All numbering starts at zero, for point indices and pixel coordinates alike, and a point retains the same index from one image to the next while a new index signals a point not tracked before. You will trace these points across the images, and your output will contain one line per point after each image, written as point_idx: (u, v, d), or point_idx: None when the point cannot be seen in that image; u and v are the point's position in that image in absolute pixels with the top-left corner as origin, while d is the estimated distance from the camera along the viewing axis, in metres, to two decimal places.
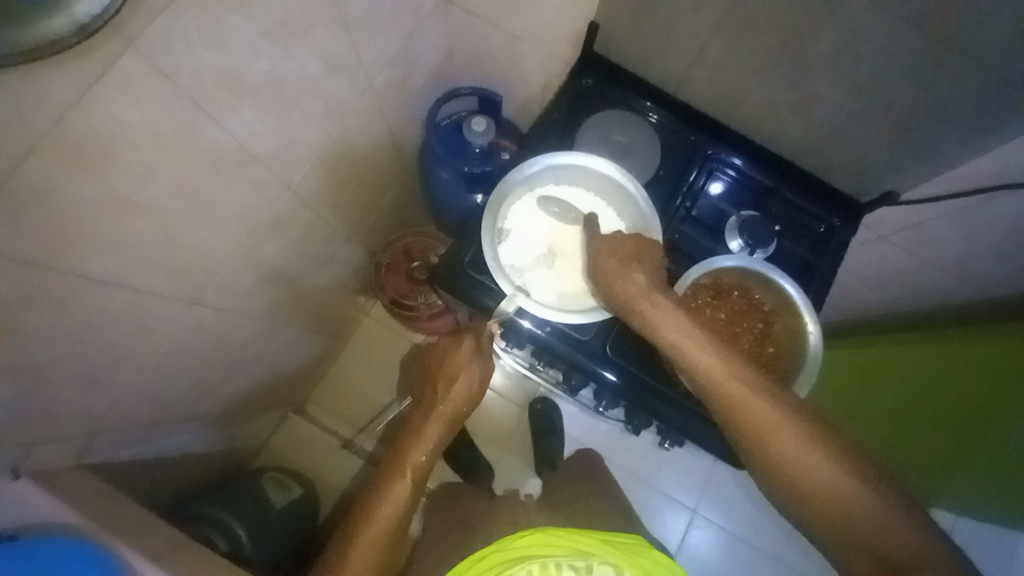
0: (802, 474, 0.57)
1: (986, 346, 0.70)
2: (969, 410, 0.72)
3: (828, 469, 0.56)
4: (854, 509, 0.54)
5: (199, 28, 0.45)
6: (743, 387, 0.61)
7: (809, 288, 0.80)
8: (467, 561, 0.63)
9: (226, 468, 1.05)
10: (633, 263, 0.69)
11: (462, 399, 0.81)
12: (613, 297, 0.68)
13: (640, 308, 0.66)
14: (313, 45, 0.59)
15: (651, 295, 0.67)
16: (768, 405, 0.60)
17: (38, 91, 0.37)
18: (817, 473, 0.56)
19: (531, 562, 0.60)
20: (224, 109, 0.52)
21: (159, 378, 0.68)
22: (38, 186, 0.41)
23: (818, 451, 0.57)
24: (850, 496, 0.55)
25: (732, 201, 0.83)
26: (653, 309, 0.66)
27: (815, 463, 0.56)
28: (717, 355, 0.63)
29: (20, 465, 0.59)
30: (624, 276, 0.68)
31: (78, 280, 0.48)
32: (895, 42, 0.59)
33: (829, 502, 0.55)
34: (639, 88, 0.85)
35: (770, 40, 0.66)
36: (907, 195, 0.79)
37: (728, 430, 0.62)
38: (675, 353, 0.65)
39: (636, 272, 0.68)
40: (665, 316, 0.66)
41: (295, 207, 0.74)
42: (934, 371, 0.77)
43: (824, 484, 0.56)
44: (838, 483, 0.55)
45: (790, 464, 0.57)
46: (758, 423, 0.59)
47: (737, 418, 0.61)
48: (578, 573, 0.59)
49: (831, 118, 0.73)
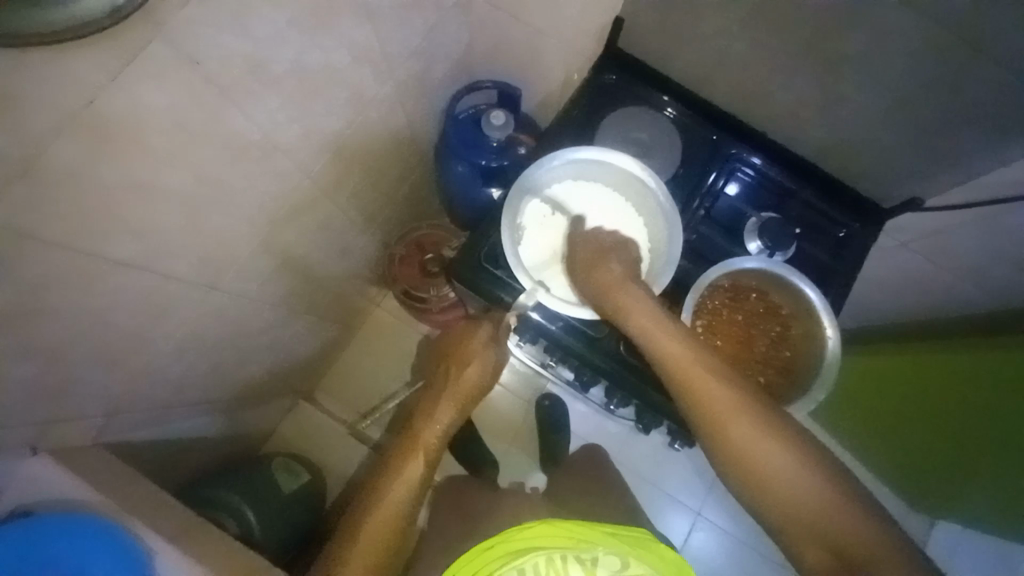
0: (769, 474, 0.59)
1: (973, 357, 0.71)
2: (972, 415, 0.74)
3: (790, 466, 0.59)
4: (813, 505, 0.57)
5: (227, 17, 0.45)
6: (715, 391, 0.62)
7: (827, 293, 0.79)
8: (472, 552, 0.63)
9: (237, 451, 1.06)
10: (614, 255, 0.73)
11: (481, 379, 0.82)
12: (590, 285, 0.72)
13: (614, 294, 0.70)
14: (337, 34, 0.58)
15: (626, 285, 0.70)
16: (725, 390, 0.62)
17: (71, 77, 0.38)
18: (761, 460, 0.59)
19: (537, 554, 0.61)
20: (249, 97, 0.53)
21: (177, 362, 0.69)
22: (68, 169, 0.41)
23: (777, 446, 0.60)
24: (788, 479, 0.59)
25: (751, 201, 0.82)
26: (625, 296, 0.69)
27: (775, 459, 0.59)
28: (685, 342, 0.65)
29: (39, 442, 0.60)
30: (602, 266, 0.72)
31: (102, 262, 0.49)
32: (926, 45, 0.57)
33: (776, 489, 0.59)
34: (658, 83, 0.83)
35: (797, 41, 0.65)
36: (933, 203, 0.76)
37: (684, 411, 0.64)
38: (641, 338, 0.67)
39: (612, 263, 0.72)
40: (638, 304, 0.68)
41: (314, 196, 0.74)
42: (933, 377, 0.78)
43: (786, 482, 0.59)
44: (795, 479, 0.58)
45: (758, 465, 0.59)
46: (715, 408, 0.61)
47: (706, 422, 0.62)
48: (584, 566, 0.60)
49: (859, 120, 0.71)
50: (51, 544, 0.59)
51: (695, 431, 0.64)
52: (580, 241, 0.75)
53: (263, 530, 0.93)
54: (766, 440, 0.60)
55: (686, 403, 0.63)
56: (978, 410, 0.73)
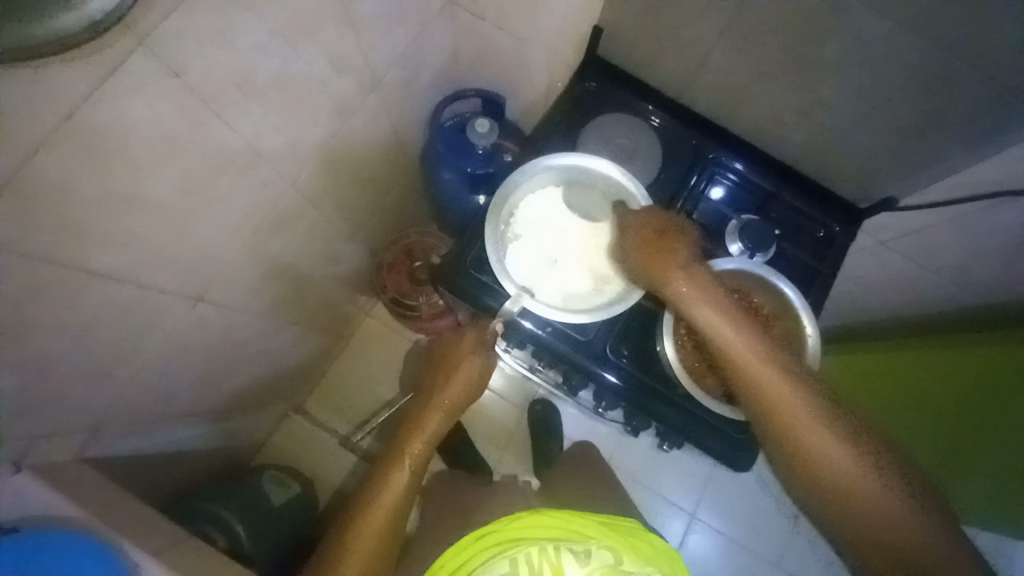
0: (816, 452, 0.65)
1: (986, 351, 0.70)
2: (970, 412, 0.73)
3: (834, 443, 0.65)
4: (875, 499, 0.64)
5: (209, 29, 0.46)
6: (785, 387, 0.65)
7: (810, 293, 0.80)
8: (466, 540, 0.64)
9: (226, 465, 1.05)
10: (683, 244, 0.72)
11: (469, 385, 0.82)
12: (652, 276, 0.71)
13: (680, 290, 0.69)
14: (321, 45, 0.59)
15: (697, 280, 0.69)
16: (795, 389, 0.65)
17: (54, 89, 0.38)
18: (827, 458, 0.65)
19: (530, 544, 0.60)
20: (234, 108, 0.53)
21: (163, 374, 0.69)
22: (49, 182, 0.41)
23: (838, 441, 0.65)
24: (856, 481, 0.64)
25: (734, 204, 0.83)
26: (693, 292, 0.68)
27: (840, 456, 0.64)
28: (756, 339, 0.67)
29: (21, 459, 0.59)
30: (668, 259, 0.70)
31: (86, 274, 0.49)
32: (894, 49, 0.59)
33: (839, 489, 0.65)
34: (640, 91, 0.85)
35: (771, 46, 0.67)
36: (907, 202, 0.78)
37: (753, 405, 0.67)
38: (712, 333, 0.68)
39: (681, 255, 0.70)
40: (707, 300, 0.68)
41: (300, 205, 0.74)
42: (934, 375, 0.78)
43: (844, 477, 0.64)
44: (859, 477, 0.64)
45: (803, 440, 0.65)
46: (785, 406, 0.65)
47: (778, 417, 0.65)
48: (577, 558, 0.59)
49: (832, 122, 0.73)
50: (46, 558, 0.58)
51: (763, 426, 0.67)
52: (632, 234, 0.73)
53: (253, 542, 0.93)
54: (814, 417, 0.65)
55: (754, 397, 0.66)
56: (977, 407, 0.72)
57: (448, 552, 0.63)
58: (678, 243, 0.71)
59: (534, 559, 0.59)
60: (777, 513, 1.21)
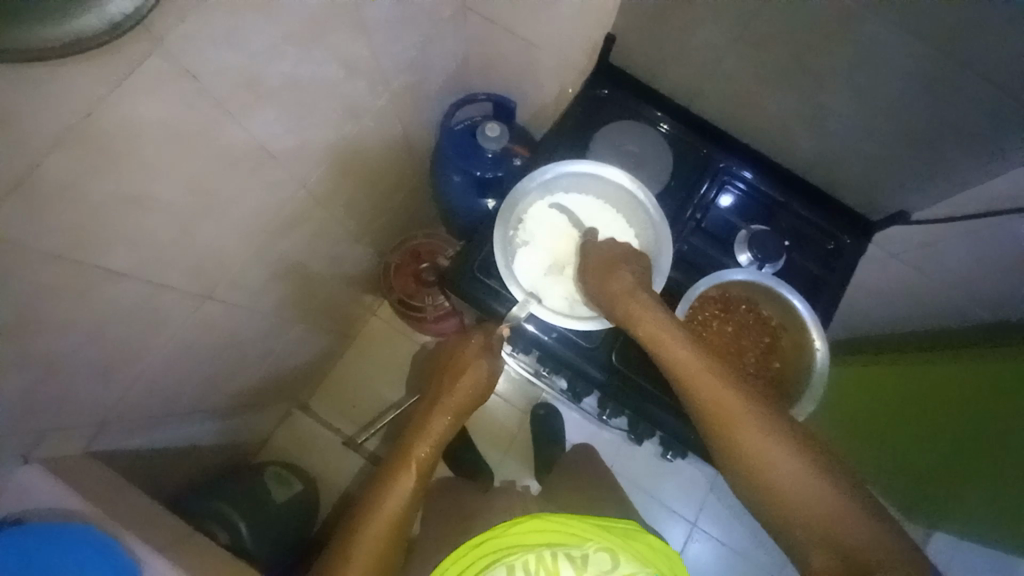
0: (759, 463, 0.60)
1: (993, 367, 0.68)
2: (964, 422, 0.74)
3: (782, 457, 0.59)
4: (835, 519, 0.56)
5: (224, 31, 0.46)
6: (725, 399, 0.62)
7: (817, 304, 0.80)
8: (463, 548, 0.64)
9: (230, 461, 1.06)
10: (626, 262, 0.71)
11: (474, 388, 0.82)
12: (598, 290, 0.71)
13: (623, 303, 0.68)
14: (333, 48, 0.60)
15: (635, 292, 0.68)
16: (737, 400, 0.62)
17: (69, 88, 0.38)
18: (775, 471, 0.59)
19: (527, 552, 0.60)
20: (246, 109, 0.53)
21: (171, 371, 0.69)
22: (63, 181, 0.42)
23: (789, 454, 0.59)
24: (808, 495, 0.57)
25: (743, 213, 0.83)
26: (635, 304, 0.67)
27: (792, 470, 0.59)
28: (696, 350, 0.65)
29: (30, 452, 0.60)
30: (611, 273, 0.70)
31: (98, 271, 0.49)
32: (909, 62, 0.59)
33: (790, 506, 0.58)
34: (650, 98, 0.85)
35: (784, 55, 0.66)
36: (920, 215, 0.77)
37: (695, 417, 0.65)
38: (651, 346, 0.67)
39: (624, 269, 0.70)
40: (647, 311, 0.67)
41: (309, 206, 0.74)
42: (931, 392, 0.77)
43: (798, 494, 0.58)
44: (813, 493, 0.57)
45: (747, 450, 0.60)
46: (726, 416, 0.62)
47: (720, 429, 0.62)
48: (574, 564, 0.59)
49: (844, 134, 0.72)
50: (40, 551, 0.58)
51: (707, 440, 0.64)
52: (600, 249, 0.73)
53: (256, 538, 0.94)
54: (759, 429, 0.61)
55: (696, 409, 0.64)
56: (970, 417, 0.73)
57: (449, 559, 0.63)
58: (626, 262, 0.71)
59: (531, 567, 0.59)
60: None
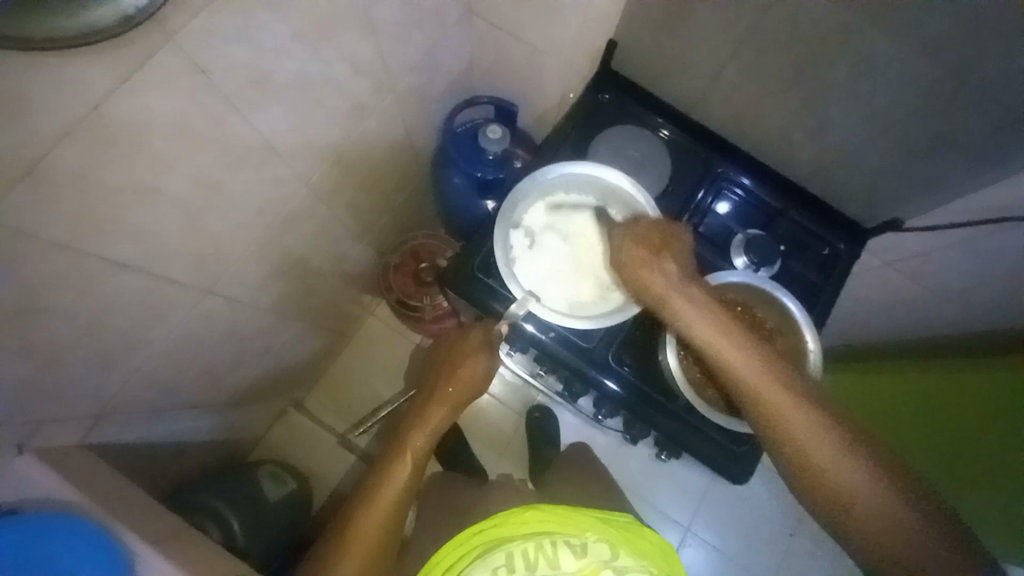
0: (813, 459, 0.60)
1: (992, 374, 0.70)
2: (973, 425, 0.73)
3: (838, 453, 0.60)
4: (905, 526, 0.57)
5: (235, 28, 0.47)
6: (783, 396, 0.63)
7: (811, 311, 0.81)
8: (464, 535, 0.64)
9: (224, 457, 1.05)
10: (670, 254, 0.70)
11: (472, 382, 0.83)
12: (639, 287, 0.70)
13: (667, 300, 0.68)
14: (341, 47, 0.61)
15: (682, 288, 0.68)
16: (792, 396, 0.62)
17: (80, 80, 0.39)
18: (829, 468, 0.60)
19: (527, 539, 0.62)
20: (254, 105, 0.54)
21: (170, 364, 0.69)
22: (72, 171, 0.42)
23: (852, 458, 0.60)
24: (857, 490, 0.59)
25: (741, 219, 0.84)
26: (683, 301, 0.67)
27: (857, 475, 0.59)
28: (747, 347, 0.65)
29: (26, 442, 0.60)
30: (653, 268, 0.69)
31: (101, 261, 0.50)
32: (904, 73, 0.60)
33: (844, 502, 0.59)
34: (651, 104, 0.86)
35: (782, 64, 0.68)
36: (913, 223, 0.78)
37: (751, 416, 0.64)
38: (703, 346, 0.66)
39: (666, 264, 0.69)
40: (696, 309, 0.67)
41: (312, 203, 0.75)
42: (943, 395, 0.79)
43: (865, 500, 0.59)
44: (864, 486, 0.59)
45: (801, 446, 0.61)
46: (782, 411, 0.62)
47: (777, 427, 0.62)
48: (573, 552, 0.61)
49: (841, 142, 0.74)
50: (37, 544, 0.58)
51: (763, 438, 0.64)
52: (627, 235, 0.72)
53: (249, 537, 0.94)
54: (814, 426, 0.61)
55: (751, 406, 0.64)
56: (979, 420, 0.73)
57: (449, 545, 0.63)
58: (668, 255, 0.70)
59: (531, 554, 0.60)
60: (772, 531, 1.21)
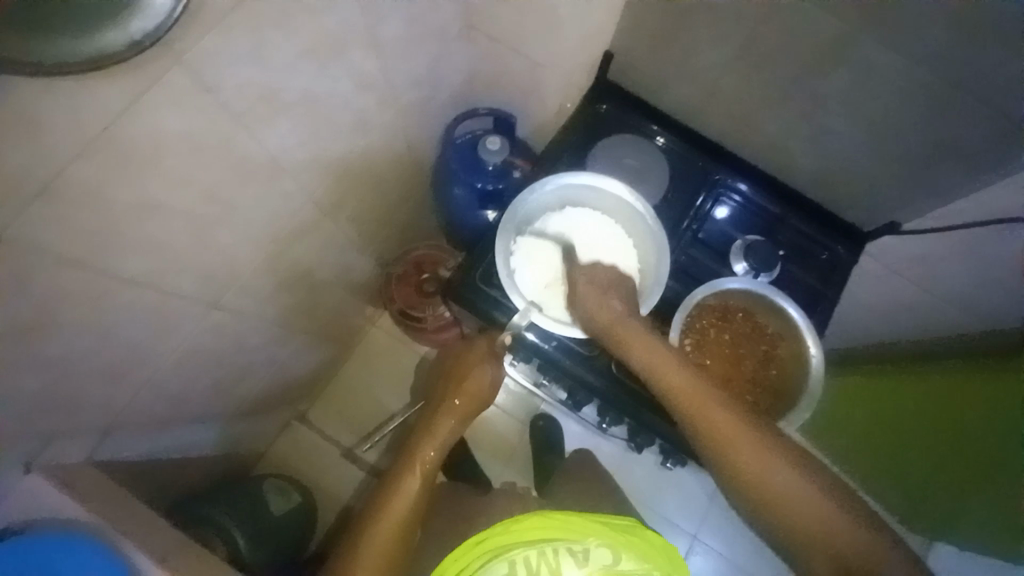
0: (753, 477, 0.62)
1: (989, 381, 0.69)
2: (971, 427, 0.73)
3: (775, 470, 0.62)
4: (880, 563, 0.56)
5: (243, 49, 0.48)
6: (721, 419, 0.64)
7: (813, 314, 0.82)
8: (465, 545, 0.63)
9: (228, 472, 1.05)
10: (614, 290, 0.73)
11: (479, 394, 0.83)
12: (590, 320, 0.71)
13: (615, 331, 0.70)
14: (346, 64, 0.62)
15: (627, 321, 0.70)
16: (730, 419, 0.64)
17: (93, 99, 0.40)
18: (768, 484, 0.62)
19: (529, 548, 0.62)
20: (261, 123, 0.55)
21: (176, 379, 0.70)
22: (86, 189, 0.43)
23: (819, 493, 0.60)
24: (796, 500, 0.61)
25: (739, 225, 0.85)
26: (627, 333, 0.69)
27: (836, 519, 0.59)
28: (687, 374, 0.67)
29: (33, 459, 0.59)
30: (603, 302, 0.71)
31: (111, 278, 0.50)
32: (897, 81, 0.61)
33: (788, 515, 0.61)
34: (649, 113, 0.87)
35: (777, 74, 0.69)
36: (910, 227, 0.80)
37: (693, 441, 0.66)
38: (647, 374, 0.68)
39: (614, 299, 0.72)
40: (639, 340, 0.69)
41: (317, 217, 0.76)
42: (918, 399, 0.81)
43: (844, 540, 0.58)
44: (800, 496, 0.61)
45: (741, 466, 0.62)
46: (720, 434, 0.63)
47: (718, 452, 0.63)
48: (575, 559, 0.61)
49: (837, 149, 0.75)
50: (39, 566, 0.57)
51: (707, 461, 0.66)
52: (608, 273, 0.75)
53: (252, 552, 0.94)
54: (752, 447, 0.63)
55: (693, 432, 0.65)
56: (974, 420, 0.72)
57: (447, 558, 0.63)
58: (614, 293, 0.73)
59: (533, 563, 0.61)
60: None
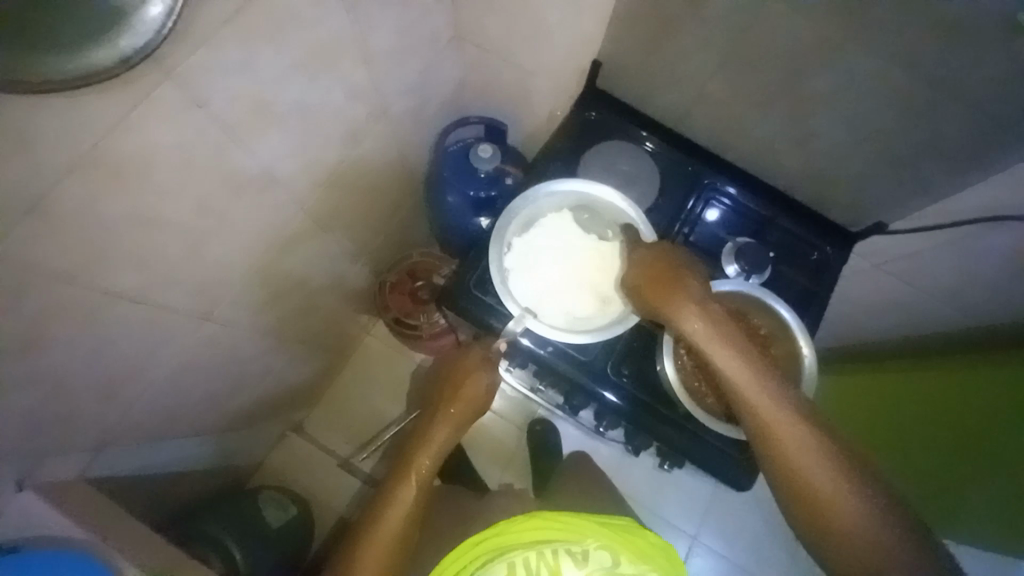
0: (802, 475, 0.61)
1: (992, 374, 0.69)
2: (975, 423, 0.72)
3: (826, 471, 0.60)
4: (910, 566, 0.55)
5: (235, 62, 0.49)
6: (779, 413, 0.62)
7: (805, 314, 0.83)
8: (462, 546, 0.64)
9: (224, 485, 1.04)
10: (689, 271, 0.69)
11: (475, 401, 0.83)
12: (652, 304, 0.69)
13: (681, 315, 0.67)
14: (337, 74, 0.62)
15: (701, 304, 0.67)
16: (788, 416, 0.62)
17: (84, 115, 0.40)
18: (815, 485, 0.60)
19: (528, 548, 0.62)
20: (254, 135, 0.56)
21: (169, 392, 0.69)
22: (77, 204, 0.43)
23: (864, 500, 0.59)
24: (838, 502, 0.59)
25: (729, 227, 0.85)
26: (696, 316, 0.67)
27: (875, 526, 0.58)
28: (751, 365, 0.65)
29: (25, 477, 0.58)
30: (673, 283, 0.69)
31: (103, 293, 0.50)
32: (881, 84, 0.63)
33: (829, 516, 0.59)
34: (638, 119, 0.88)
35: (763, 78, 0.70)
36: (898, 226, 0.81)
37: (750, 432, 0.64)
38: (711, 358, 0.66)
39: (690, 281, 0.68)
40: (708, 323, 0.66)
41: (310, 226, 0.76)
42: (925, 393, 0.80)
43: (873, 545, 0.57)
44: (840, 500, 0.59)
45: (791, 463, 0.61)
46: (778, 428, 0.62)
47: (774, 445, 0.62)
48: (574, 560, 0.61)
49: (823, 151, 0.76)
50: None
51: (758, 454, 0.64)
52: (640, 265, 0.72)
53: (250, 566, 0.93)
54: (809, 444, 0.61)
55: (750, 423, 0.63)
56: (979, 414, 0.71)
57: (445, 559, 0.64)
58: (689, 273, 0.69)
59: (532, 564, 0.60)
60: (780, 536, 1.20)
